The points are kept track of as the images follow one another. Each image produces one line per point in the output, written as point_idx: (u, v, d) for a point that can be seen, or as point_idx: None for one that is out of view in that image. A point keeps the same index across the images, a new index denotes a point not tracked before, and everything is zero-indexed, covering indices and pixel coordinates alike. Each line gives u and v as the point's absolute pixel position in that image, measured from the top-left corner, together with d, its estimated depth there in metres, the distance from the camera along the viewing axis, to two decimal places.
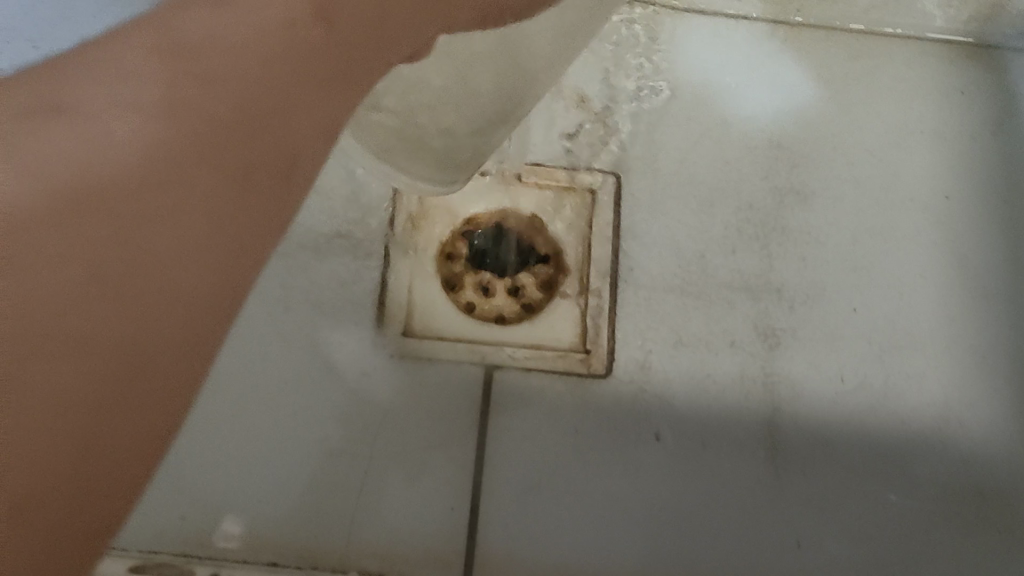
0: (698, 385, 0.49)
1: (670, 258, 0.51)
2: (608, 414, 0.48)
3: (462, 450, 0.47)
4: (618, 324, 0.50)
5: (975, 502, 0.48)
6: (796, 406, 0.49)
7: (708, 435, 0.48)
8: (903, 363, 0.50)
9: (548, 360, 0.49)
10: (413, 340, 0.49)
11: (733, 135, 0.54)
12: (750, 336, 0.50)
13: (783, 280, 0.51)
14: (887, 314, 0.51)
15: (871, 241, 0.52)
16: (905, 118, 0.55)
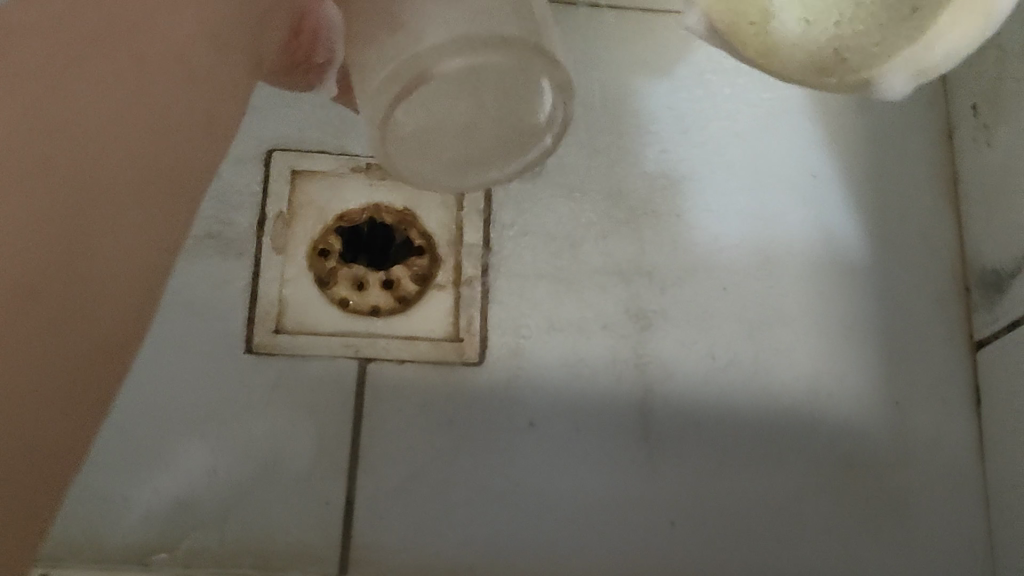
0: (570, 369, 0.50)
1: (541, 245, 0.52)
2: (481, 401, 0.49)
3: (336, 443, 0.47)
4: (491, 313, 0.50)
5: (843, 472, 0.49)
6: (668, 386, 0.50)
7: (581, 417, 0.49)
8: (772, 339, 0.51)
9: (422, 350, 0.49)
10: (286, 337, 0.49)
11: (600, 124, 0.54)
12: (622, 320, 0.51)
13: (653, 263, 0.52)
14: (756, 292, 0.52)
15: (738, 222, 0.53)
16: (770, 100, 0.56)
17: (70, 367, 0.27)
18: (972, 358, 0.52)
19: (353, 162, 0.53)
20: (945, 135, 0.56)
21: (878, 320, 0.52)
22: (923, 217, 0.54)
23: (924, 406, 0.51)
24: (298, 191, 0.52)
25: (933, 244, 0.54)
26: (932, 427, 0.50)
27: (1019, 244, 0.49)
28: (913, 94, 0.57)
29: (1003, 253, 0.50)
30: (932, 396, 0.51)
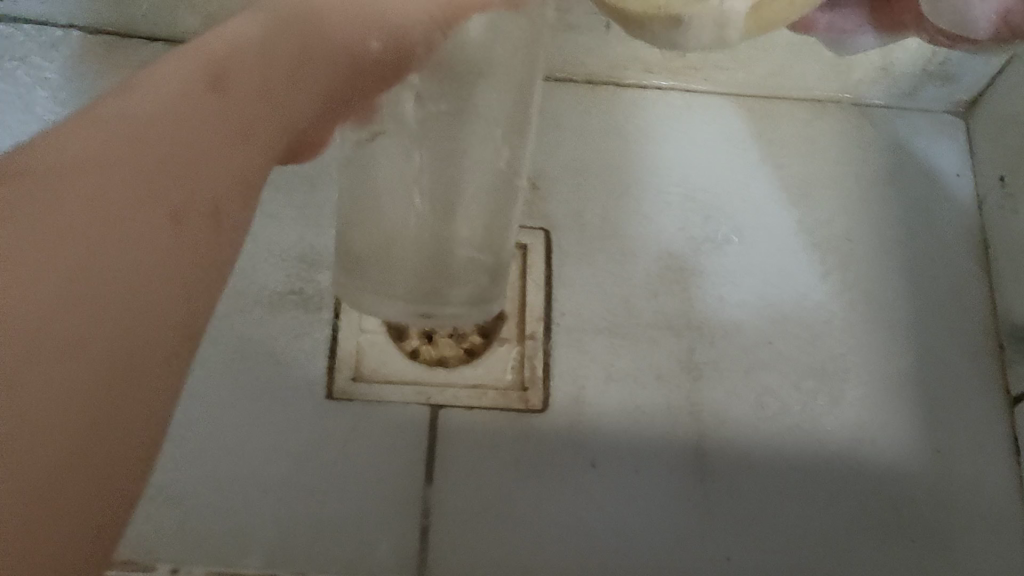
0: (628, 415, 0.53)
1: (598, 301, 0.56)
2: (546, 444, 0.52)
3: (411, 481, 0.50)
4: (553, 364, 0.54)
5: (890, 513, 0.52)
6: (722, 431, 0.53)
7: (639, 460, 0.52)
8: (818, 389, 0.54)
9: (489, 398, 0.53)
10: (363, 384, 0.52)
11: (651, 194, 0.59)
12: (676, 370, 0.54)
13: (704, 319, 0.56)
14: (801, 346, 0.56)
15: (783, 282, 0.57)
16: (808, 173, 0.60)
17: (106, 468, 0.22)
18: (1009, 411, 0.54)
19: None
20: (973, 207, 0.60)
21: (918, 373, 0.55)
22: (956, 280, 0.58)
23: (964, 453, 0.53)
24: None
25: (965, 304, 0.57)
26: (973, 472, 0.53)
27: None
28: (941, 170, 0.61)
29: None
30: (972, 445, 0.53)
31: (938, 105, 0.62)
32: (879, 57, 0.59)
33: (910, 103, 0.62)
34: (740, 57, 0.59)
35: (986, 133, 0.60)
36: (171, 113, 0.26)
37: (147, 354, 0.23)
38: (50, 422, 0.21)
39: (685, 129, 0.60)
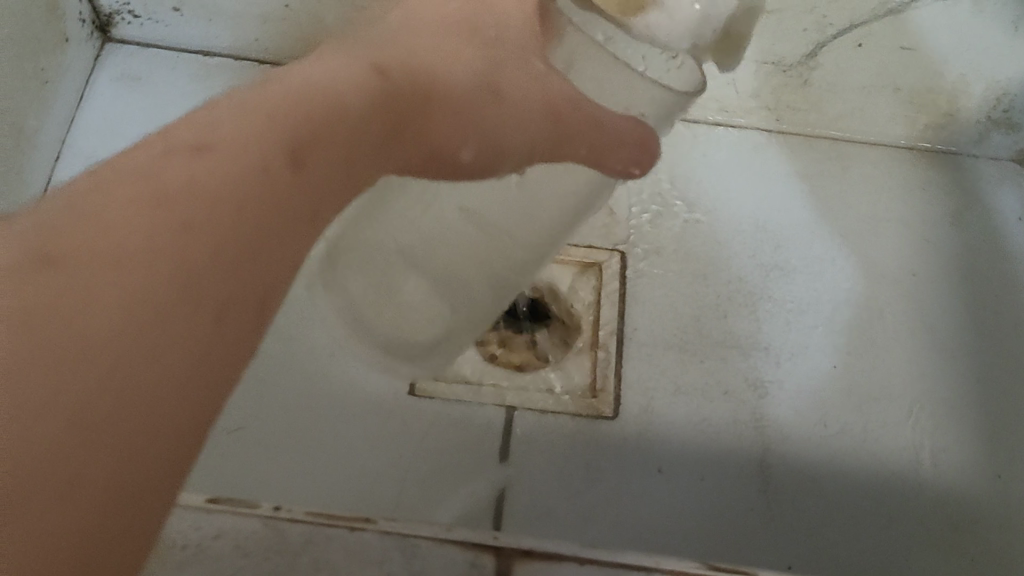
0: (694, 426, 0.55)
1: (668, 319, 0.59)
2: (615, 451, 0.54)
3: (485, 473, 0.53)
4: (623, 374, 0.57)
5: (948, 531, 0.53)
6: (785, 446, 0.55)
7: (704, 467, 0.54)
8: (880, 412, 0.56)
9: (562, 402, 0.55)
10: (443, 384, 0.56)
11: (723, 223, 0.62)
12: (742, 387, 0.57)
13: (770, 340, 0.58)
14: (864, 370, 0.57)
15: (847, 309, 0.59)
16: (875, 210, 0.62)
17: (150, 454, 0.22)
18: None
19: None
20: None
21: (978, 401, 0.57)
22: (1019, 317, 0.59)
23: None
24: None
25: None
26: None
27: None
28: (1004, 214, 0.63)
29: None
30: None
31: (1004, 153, 0.64)
32: (945, 103, 0.62)
33: (976, 151, 0.65)
34: (811, 99, 0.63)
35: None
36: (217, 144, 0.26)
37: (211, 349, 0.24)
38: (89, 318, 0.22)
39: (756, 165, 0.63)
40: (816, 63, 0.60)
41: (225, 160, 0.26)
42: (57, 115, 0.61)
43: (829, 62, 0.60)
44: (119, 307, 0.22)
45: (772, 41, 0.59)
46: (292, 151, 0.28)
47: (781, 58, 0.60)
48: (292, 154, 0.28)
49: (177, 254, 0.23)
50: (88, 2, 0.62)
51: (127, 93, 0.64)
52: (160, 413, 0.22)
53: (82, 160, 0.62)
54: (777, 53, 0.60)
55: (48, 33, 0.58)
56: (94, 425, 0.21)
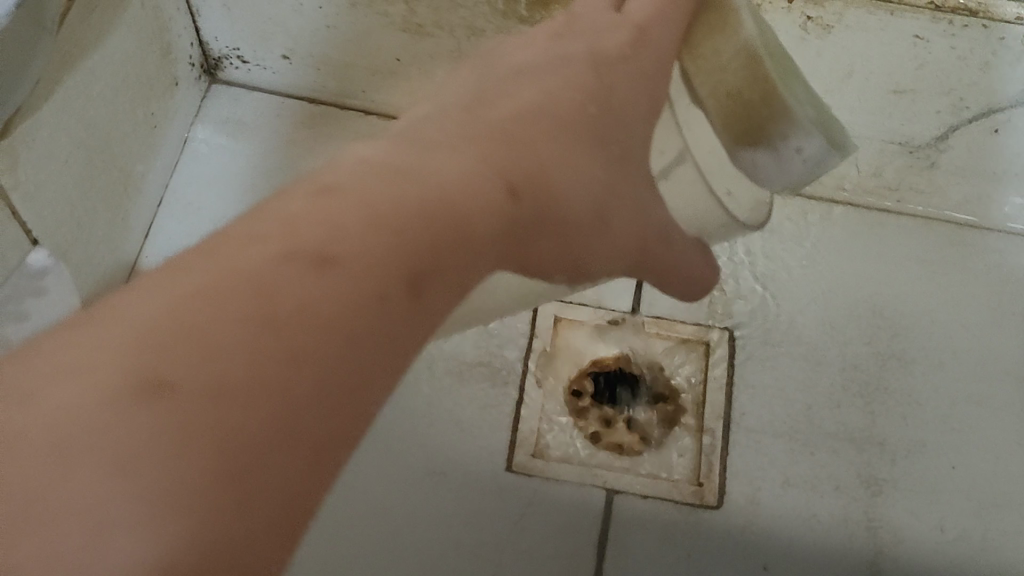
0: (802, 523, 0.53)
1: (778, 405, 0.56)
2: (718, 545, 0.52)
3: (583, 561, 0.51)
4: (729, 462, 0.54)
5: None
6: (898, 550, 0.52)
7: (810, 569, 0.52)
8: (1001, 520, 0.53)
9: (664, 489, 0.53)
10: (542, 462, 0.54)
11: (838, 307, 0.59)
12: (855, 483, 0.54)
13: (885, 434, 0.55)
14: (984, 474, 0.54)
15: (968, 407, 0.56)
16: (1001, 301, 0.59)
17: None
18: None
19: (611, 314, 0.58)
20: None
21: None
22: None
23: None
24: (559, 335, 0.57)
25: None
26: None
27: None
28: None
29: None
30: None
31: None
32: None
33: None
34: (937, 183, 0.60)
35: None
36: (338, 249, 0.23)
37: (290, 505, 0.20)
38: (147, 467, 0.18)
39: (874, 248, 0.61)
40: (944, 145, 0.58)
41: (352, 275, 0.22)
42: (161, 161, 0.61)
43: (961, 145, 0.58)
44: (199, 451, 0.19)
45: (901, 121, 0.57)
46: (413, 279, 0.24)
47: (908, 139, 0.58)
48: (416, 280, 0.24)
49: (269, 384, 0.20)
50: (199, 45, 0.61)
51: (232, 137, 0.64)
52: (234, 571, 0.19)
53: (185, 207, 0.62)
54: (906, 134, 0.58)
55: (160, 80, 0.57)
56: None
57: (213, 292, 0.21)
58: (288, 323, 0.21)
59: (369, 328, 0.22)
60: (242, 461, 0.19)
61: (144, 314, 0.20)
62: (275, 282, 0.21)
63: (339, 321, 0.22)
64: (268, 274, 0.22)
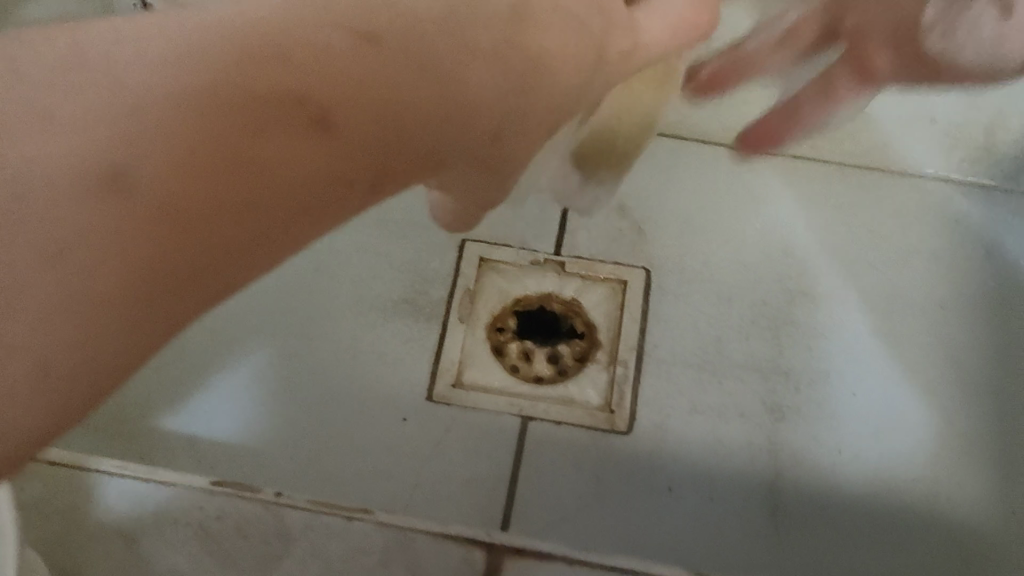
0: (708, 446, 0.56)
1: (689, 338, 0.59)
2: (626, 468, 0.55)
3: (497, 481, 0.54)
4: (640, 392, 0.57)
5: (956, 563, 0.53)
6: (797, 471, 0.55)
7: (713, 488, 0.54)
8: (895, 442, 0.56)
9: (577, 415, 0.56)
10: (462, 391, 0.57)
11: (751, 246, 0.62)
12: (759, 410, 0.57)
13: (790, 364, 0.58)
14: (882, 402, 0.57)
15: (872, 338, 0.59)
16: (907, 239, 0.62)
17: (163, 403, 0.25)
18: None
19: (534, 257, 0.61)
20: None
21: (996, 436, 0.56)
22: None
23: None
24: (483, 275, 0.60)
25: None
26: None
27: None
28: None
29: None
30: None
31: None
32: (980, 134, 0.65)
33: None
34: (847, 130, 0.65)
35: None
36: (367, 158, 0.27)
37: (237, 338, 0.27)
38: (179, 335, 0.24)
39: (785, 192, 0.63)
40: None
41: (334, 146, 0.25)
42: None
43: None
44: (127, 272, 0.23)
45: None
46: (378, 176, 0.28)
47: None
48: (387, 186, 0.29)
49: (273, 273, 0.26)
50: None
51: None
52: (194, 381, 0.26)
53: None
54: None
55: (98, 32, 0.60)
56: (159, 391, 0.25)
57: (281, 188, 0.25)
58: (261, 196, 0.25)
59: (302, 188, 0.25)
60: (165, 317, 0.24)
61: (86, 118, 0.23)
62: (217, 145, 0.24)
63: (233, 218, 0.24)
64: (175, 117, 0.23)
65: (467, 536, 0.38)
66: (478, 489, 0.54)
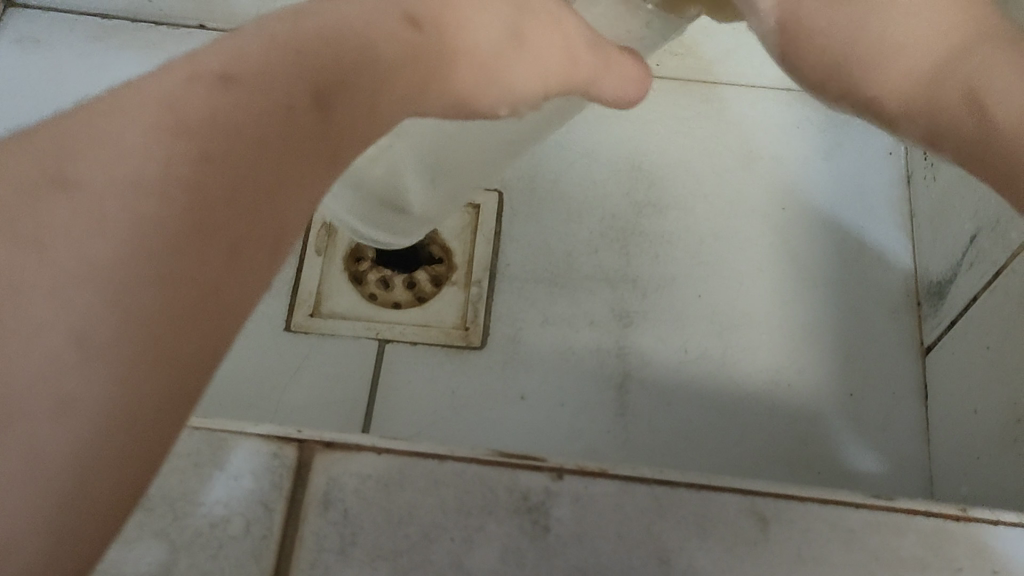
0: (559, 354, 0.57)
1: (541, 254, 0.61)
2: (479, 380, 0.57)
3: (354, 402, 0.56)
4: (493, 308, 0.59)
5: (797, 446, 0.55)
6: (645, 371, 0.57)
7: (565, 392, 0.56)
8: (740, 337, 0.58)
9: (432, 335, 0.58)
10: (319, 320, 0.58)
11: (600, 163, 0.64)
12: (608, 317, 0.59)
13: (638, 272, 0.60)
14: (728, 299, 0.59)
15: (717, 243, 0.61)
16: (747, 148, 0.65)
17: (156, 308, 0.21)
18: (920, 363, 0.57)
19: None
20: (902, 181, 0.64)
21: (835, 324, 0.59)
22: (880, 246, 0.61)
23: (875, 398, 0.56)
24: None
25: (886, 269, 0.60)
26: (880, 414, 0.56)
27: (956, 252, 0.55)
28: (874, 149, 0.65)
29: (944, 264, 0.56)
30: (886, 392, 0.56)
31: None
32: None
33: None
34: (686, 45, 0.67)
35: None
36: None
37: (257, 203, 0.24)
38: (201, 163, 0.23)
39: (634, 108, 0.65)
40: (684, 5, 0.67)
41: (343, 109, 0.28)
42: None
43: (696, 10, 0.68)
44: (190, 194, 0.23)
45: None
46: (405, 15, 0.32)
47: None
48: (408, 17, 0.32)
49: (264, 138, 0.25)
50: None
51: (28, 53, 0.66)
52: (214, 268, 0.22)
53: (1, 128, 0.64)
54: None
55: None
56: (209, 334, 0.22)
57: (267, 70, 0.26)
58: (338, 72, 0.28)
59: (373, 58, 0.30)
60: (248, 205, 0.24)
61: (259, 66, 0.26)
62: (188, 112, 0.24)
63: (272, 150, 0.25)
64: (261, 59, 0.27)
65: (276, 435, 0.40)
66: (336, 411, 0.55)
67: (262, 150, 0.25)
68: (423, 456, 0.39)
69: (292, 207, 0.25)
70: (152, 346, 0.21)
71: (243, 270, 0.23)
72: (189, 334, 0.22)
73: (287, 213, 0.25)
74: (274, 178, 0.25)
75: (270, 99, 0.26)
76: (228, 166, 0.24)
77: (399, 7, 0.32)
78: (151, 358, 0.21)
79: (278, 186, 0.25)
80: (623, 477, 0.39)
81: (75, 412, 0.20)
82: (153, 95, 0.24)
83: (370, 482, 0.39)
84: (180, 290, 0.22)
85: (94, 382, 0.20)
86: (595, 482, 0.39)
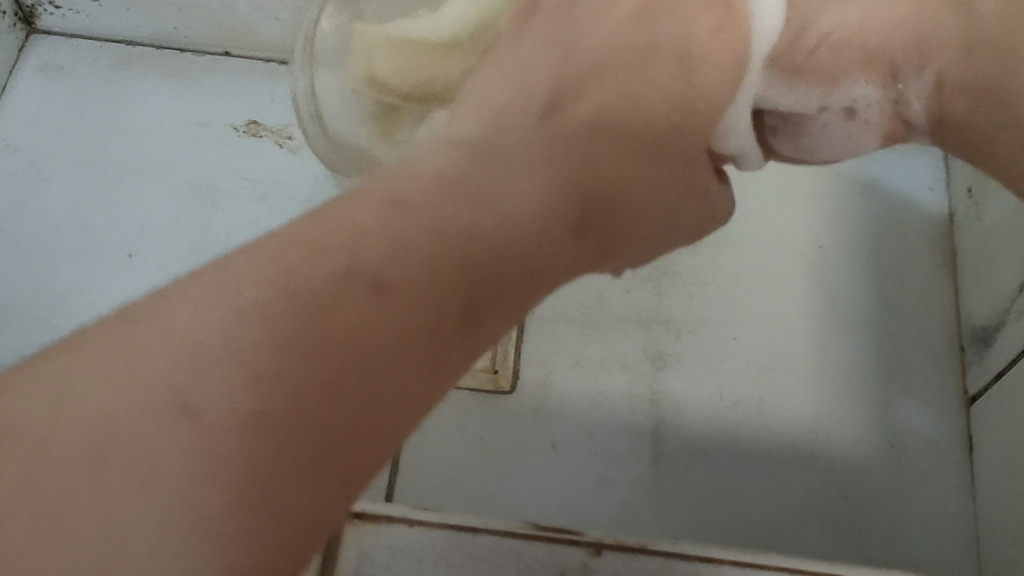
0: (591, 399, 0.56)
1: (571, 292, 0.59)
2: (508, 425, 0.55)
3: None
4: (523, 349, 0.57)
5: (836, 500, 0.53)
6: (679, 418, 0.55)
7: (597, 438, 0.55)
8: (777, 383, 0.57)
9: (460, 378, 0.56)
10: None
11: None
12: (640, 360, 0.57)
13: (672, 313, 0.59)
14: (765, 342, 0.58)
15: (752, 282, 0.60)
16: (783, 182, 0.63)
17: (274, 484, 0.24)
18: (965, 411, 0.56)
19: None
20: (945, 217, 0.62)
21: (876, 368, 0.57)
22: (922, 285, 0.59)
23: (917, 447, 0.55)
24: None
25: (929, 310, 0.59)
26: (922, 467, 0.54)
27: (1002, 299, 0.53)
28: (915, 183, 0.63)
29: (990, 310, 0.55)
30: (929, 442, 0.55)
31: None
32: None
33: None
34: None
35: (959, 150, 0.62)
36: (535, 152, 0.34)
37: (384, 398, 0.26)
38: (315, 365, 0.25)
39: None
40: None
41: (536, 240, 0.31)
42: None
43: None
44: (291, 382, 0.24)
45: None
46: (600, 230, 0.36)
47: None
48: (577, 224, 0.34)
49: (422, 321, 0.27)
50: None
51: (51, 83, 0.65)
52: (323, 452, 0.24)
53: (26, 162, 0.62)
54: None
55: None
56: (280, 512, 0.24)
57: (414, 241, 0.28)
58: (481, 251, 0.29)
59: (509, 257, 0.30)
60: (316, 430, 0.24)
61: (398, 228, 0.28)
62: (298, 342, 0.25)
63: (375, 362, 0.26)
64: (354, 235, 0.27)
65: None
66: None
67: (348, 370, 0.25)
68: (458, 529, 0.38)
69: (393, 401, 0.26)
70: (291, 481, 0.24)
71: (324, 476, 0.24)
72: (269, 522, 0.23)
73: (358, 428, 0.25)
74: (349, 420, 0.25)
75: (385, 342, 0.26)
76: (343, 376, 0.25)
77: (559, 157, 0.35)
78: (256, 508, 0.23)
79: (385, 359, 0.26)
80: (663, 554, 0.38)
81: (197, 519, 0.23)
82: (265, 252, 0.27)
83: (403, 555, 0.37)
84: (243, 474, 0.23)
85: (202, 549, 0.23)
86: (635, 560, 0.38)
